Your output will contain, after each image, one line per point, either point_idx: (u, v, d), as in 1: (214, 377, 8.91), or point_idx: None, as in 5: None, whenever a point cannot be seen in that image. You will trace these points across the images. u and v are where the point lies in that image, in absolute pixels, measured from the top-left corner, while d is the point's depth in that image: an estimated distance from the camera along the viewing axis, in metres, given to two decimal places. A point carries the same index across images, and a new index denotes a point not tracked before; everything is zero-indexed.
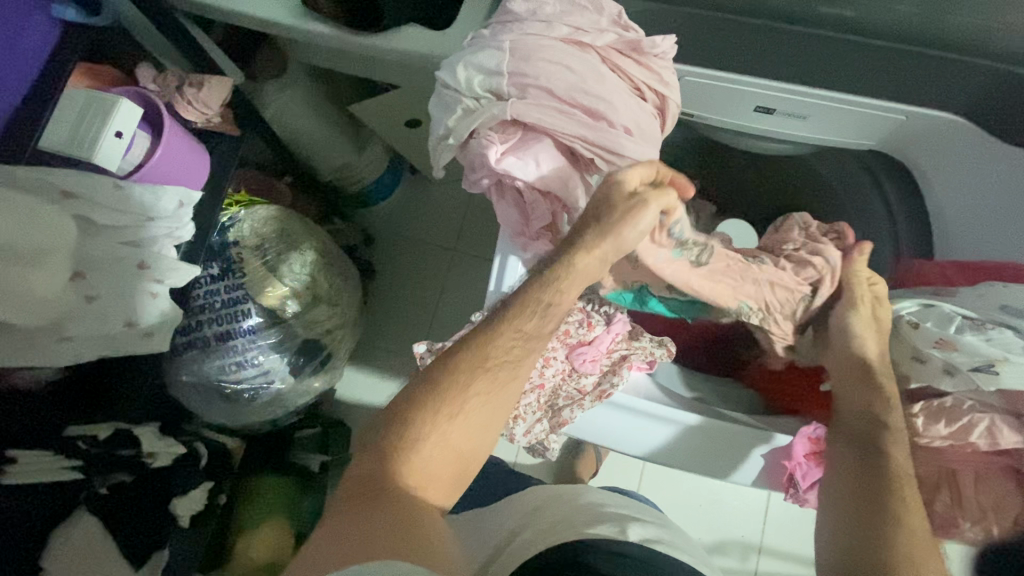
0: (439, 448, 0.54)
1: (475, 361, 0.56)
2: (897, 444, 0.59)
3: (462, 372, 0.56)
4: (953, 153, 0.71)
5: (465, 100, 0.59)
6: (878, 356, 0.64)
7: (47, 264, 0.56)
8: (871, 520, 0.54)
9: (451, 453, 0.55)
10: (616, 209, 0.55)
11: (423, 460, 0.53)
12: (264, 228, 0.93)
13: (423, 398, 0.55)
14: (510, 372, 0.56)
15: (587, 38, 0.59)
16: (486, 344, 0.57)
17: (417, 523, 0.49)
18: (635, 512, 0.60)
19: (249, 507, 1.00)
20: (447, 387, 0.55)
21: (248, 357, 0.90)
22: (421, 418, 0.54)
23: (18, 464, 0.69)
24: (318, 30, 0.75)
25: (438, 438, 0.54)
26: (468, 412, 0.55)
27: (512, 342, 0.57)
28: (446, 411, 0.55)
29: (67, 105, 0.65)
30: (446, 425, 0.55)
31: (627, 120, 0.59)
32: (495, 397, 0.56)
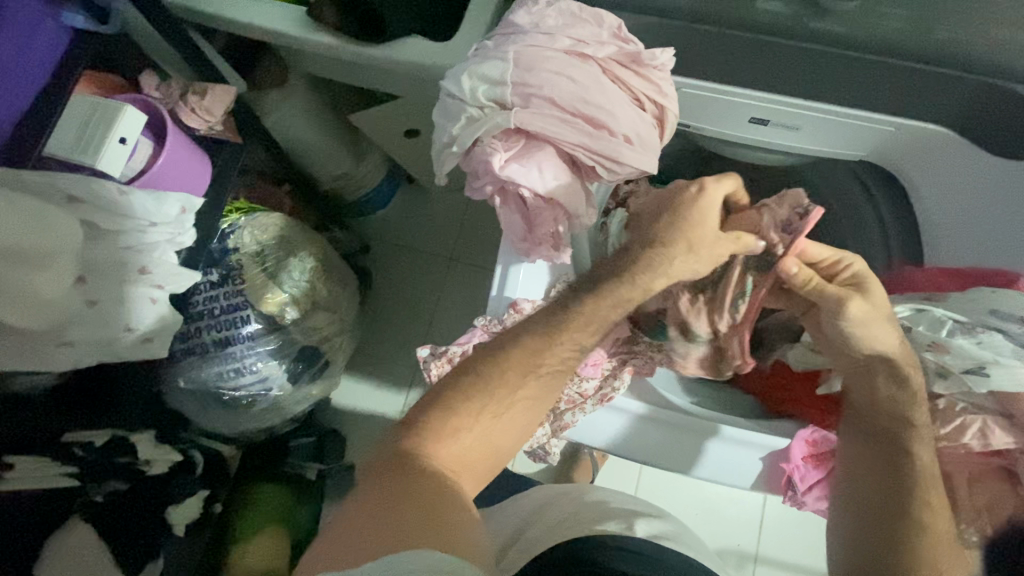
0: (468, 450, 0.55)
1: (530, 364, 0.58)
2: (922, 442, 0.59)
3: (513, 375, 0.57)
4: (940, 166, 0.73)
5: (469, 108, 0.61)
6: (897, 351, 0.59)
7: (51, 267, 0.56)
8: (893, 527, 0.58)
9: (486, 448, 0.56)
10: (709, 237, 0.59)
11: (461, 452, 0.54)
12: (265, 236, 0.93)
13: (467, 393, 0.56)
14: (558, 380, 0.59)
15: (589, 50, 0.61)
16: (541, 351, 0.58)
17: (448, 507, 0.50)
18: (644, 509, 0.61)
19: (245, 512, 1.00)
20: (497, 386, 0.57)
21: (247, 364, 0.90)
22: (466, 411, 0.56)
23: (16, 470, 0.69)
24: (323, 40, 0.77)
25: (480, 432, 0.55)
26: (514, 413, 0.57)
27: (569, 352, 0.59)
28: (491, 408, 0.56)
29: (69, 115, 0.65)
30: (493, 425, 0.56)
31: (627, 129, 0.61)
32: (539, 400, 0.58)
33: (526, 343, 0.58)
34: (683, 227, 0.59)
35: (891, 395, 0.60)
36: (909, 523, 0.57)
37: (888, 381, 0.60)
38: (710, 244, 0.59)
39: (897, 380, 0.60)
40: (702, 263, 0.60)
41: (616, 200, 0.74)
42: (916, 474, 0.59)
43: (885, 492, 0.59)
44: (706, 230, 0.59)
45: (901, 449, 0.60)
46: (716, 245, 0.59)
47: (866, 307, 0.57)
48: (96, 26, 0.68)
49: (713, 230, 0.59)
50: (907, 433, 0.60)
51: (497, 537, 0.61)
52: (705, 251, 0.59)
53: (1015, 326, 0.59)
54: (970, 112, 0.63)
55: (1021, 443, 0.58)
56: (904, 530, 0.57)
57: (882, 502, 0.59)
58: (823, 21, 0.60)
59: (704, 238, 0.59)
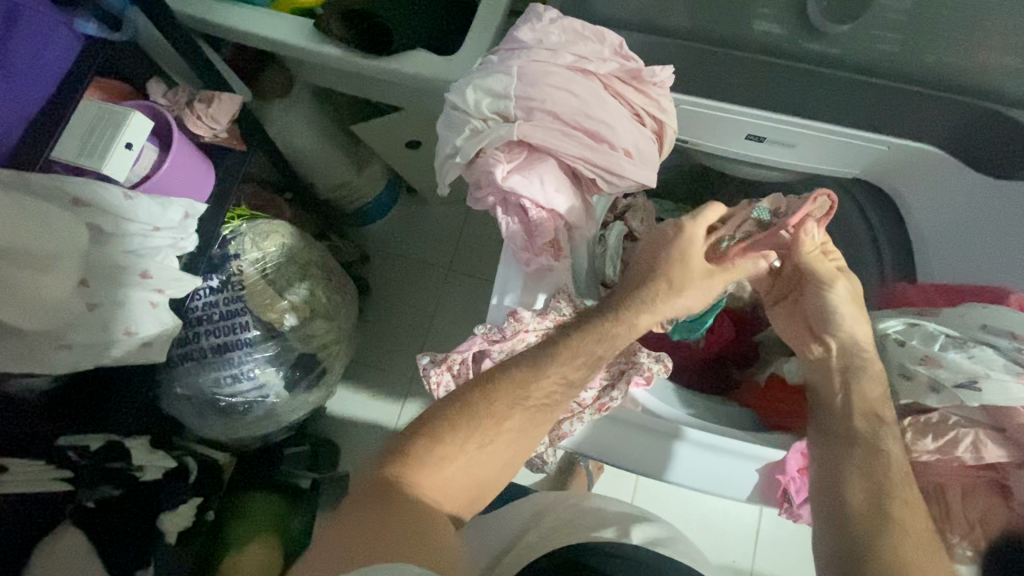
0: (463, 472, 0.57)
1: (516, 396, 0.59)
2: (893, 438, 0.61)
3: (499, 406, 0.58)
4: (931, 184, 0.75)
5: (473, 120, 0.62)
6: (865, 337, 0.65)
7: (56, 268, 0.56)
8: (871, 526, 0.56)
9: (468, 478, 0.57)
10: (694, 275, 0.62)
11: (449, 482, 0.56)
12: (265, 242, 0.93)
13: (453, 420, 0.58)
14: (546, 412, 0.60)
15: (591, 66, 0.62)
16: (528, 382, 0.59)
17: (433, 528, 0.51)
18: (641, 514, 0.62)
19: (236, 523, 0.99)
20: (484, 419, 0.58)
21: (244, 370, 0.90)
22: (450, 442, 0.56)
23: (10, 474, 0.68)
24: (329, 52, 0.78)
25: (465, 461, 0.56)
26: (500, 443, 0.58)
27: (554, 387, 0.60)
28: (478, 439, 0.57)
29: (79, 120, 0.67)
30: (474, 454, 0.57)
31: (627, 143, 0.62)
32: (525, 432, 0.59)
33: (526, 363, 0.60)
34: (664, 267, 0.62)
35: (853, 386, 0.64)
36: (890, 522, 0.55)
37: (851, 376, 0.64)
38: (696, 284, 0.62)
39: (855, 370, 0.64)
40: (686, 301, 0.63)
41: (613, 212, 0.75)
42: (886, 468, 0.59)
43: (863, 489, 0.59)
44: (691, 270, 0.62)
45: (876, 446, 0.61)
46: (697, 287, 0.62)
47: (847, 289, 0.65)
48: (106, 33, 0.71)
49: (699, 270, 0.62)
50: (879, 429, 0.61)
51: (493, 544, 0.61)
52: (688, 292, 0.62)
53: (1006, 342, 0.61)
54: (960, 133, 0.65)
55: (1014, 456, 0.58)
56: (884, 526, 0.55)
57: (863, 505, 0.57)
58: (817, 43, 0.62)
59: (687, 280, 0.62)
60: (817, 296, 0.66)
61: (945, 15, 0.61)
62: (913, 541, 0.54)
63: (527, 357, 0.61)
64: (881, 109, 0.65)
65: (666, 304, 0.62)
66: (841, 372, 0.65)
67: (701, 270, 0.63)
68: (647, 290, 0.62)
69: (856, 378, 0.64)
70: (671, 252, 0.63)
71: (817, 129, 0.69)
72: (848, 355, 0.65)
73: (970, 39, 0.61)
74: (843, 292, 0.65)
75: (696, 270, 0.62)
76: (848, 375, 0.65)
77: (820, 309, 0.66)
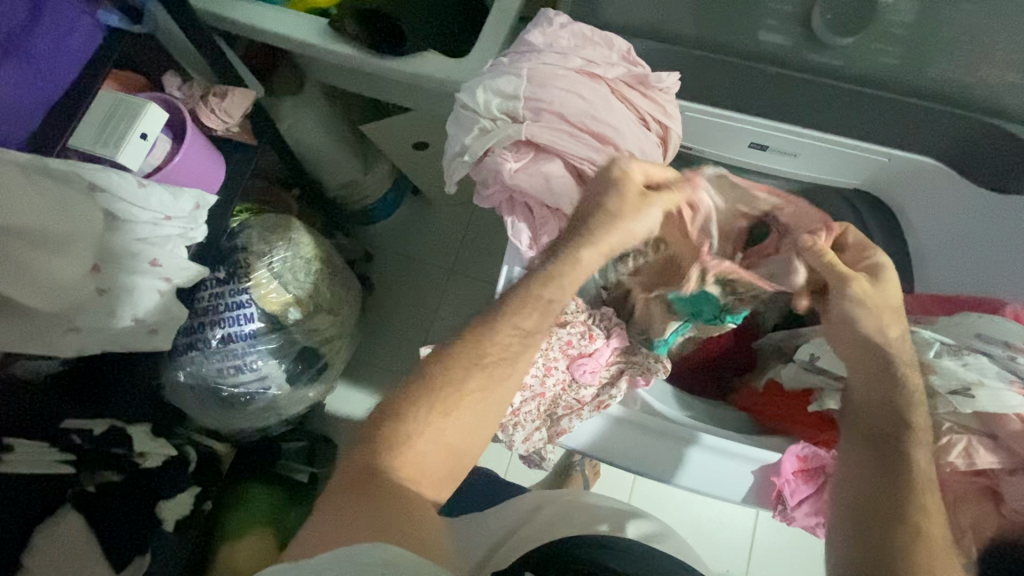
0: (431, 443, 0.57)
1: (472, 357, 0.59)
2: (921, 446, 0.59)
3: (457, 372, 0.58)
4: (930, 196, 0.76)
5: (482, 120, 0.63)
6: (895, 337, 0.62)
7: (70, 251, 0.56)
8: (885, 533, 0.55)
9: (441, 450, 0.57)
10: (629, 201, 0.59)
11: (417, 452, 0.56)
12: (273, 236, 0.95)
13: (414, 397, 0.58)
14: (503, 367, 0.59)
15: (599, 71, 0.64)
16: (484, 340, 0.59)
17: (414, 514, 0.52)
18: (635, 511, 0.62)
19: (231, 513, 0.99)
20: (442, 385, 0.58)
21: (248, 361, 0.91)
22: (414, 415, 0.57)
23: (15, 453, 0.69)
24: (341, 50, 0.80)
25: (431, 434, 0.57)
26: (461, 410, 0.58)
27: (509, 339, 0.59)
28: (439, 409, 0.57)
29: (96, 110, 0.68)
30: (436, 424, 0.57)
31: (632, 146, 0.63)
32: (489, 392, 0.58)
33: (503, 335, 0.59)
34: (601, 195, 0.59)
35: (876, 386, 0.62)
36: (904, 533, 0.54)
37: (880, 379, 0.62)
38: (629, 209, 0.59)
39: (886, 373, 0.62)
40: (625, 235, 0.59)
41: None
42: (911, 478, 0.57)
43: (885, 494, 0.57)
44: (626, 198, 0.59)
45: (899, 449, 0.59)
46: (637, 220, 0.59)
47: (870, 289, 0.61)
48: (129, 25, 0.72)
49: (634, 195, 0.59)
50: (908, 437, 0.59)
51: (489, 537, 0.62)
52: (631, 227, 0.59)
53: (1000, 350, 0.62)
54: (959, 146, 0.66)
55: (1006, 463, 0.59)
56: (900, 531, 0.55)
57: (874, 503, 0.57)
58: (823, 55, 0.64)
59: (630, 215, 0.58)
60: (839, 305, 0.62)
61: (946, 31, 0.63)
62: (929, 544, 0.54)
63: (508, 326, 0.59)
64: (884, 120, 0.66)
65: (603, 231, 0.58)
66: (872, 371, 0.63)
67: (635, 194, 0.59)
68: (591, 222, 0.58)
69: (890, 385, 0.62)
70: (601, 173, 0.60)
71: (819, 139, 0.69)
72: (883, 356, 0.62)
73: (971, 55, 0.63)
74: (866, 287, 0.61)
75: (630, 198, 0.59)
76: (874, 377, 0.62)
77: (843, 316, 0.62)
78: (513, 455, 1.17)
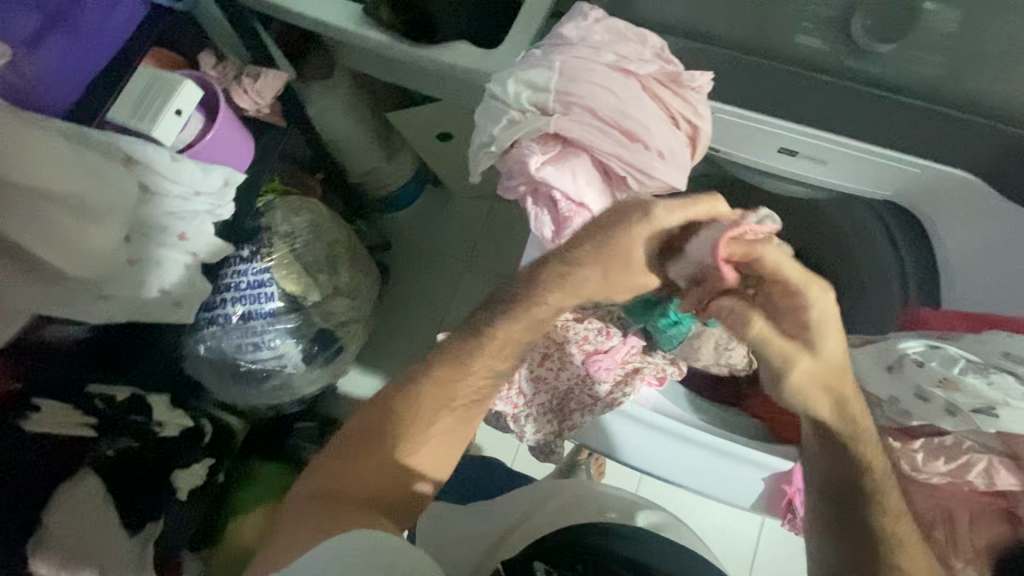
0: (396, 476, 0.58)
1: (442, 397, 0.59)
2: (891, 494, 0.59)
3: (424, 409, 0.59)
4: (965, 211, 0.73)
5: (511, 111, 0.63)
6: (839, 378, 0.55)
7: (105, 221, 0.58)
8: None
9: (402, 485, 0.58)
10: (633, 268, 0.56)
11: (380, 476, 0.57)
12: (296, 218, 0.96)
13: (380, 429, 0.59)
14: (474, 408, 0.61)
15: (632, 66, 0.63)
16: (455, 382, 0.60)
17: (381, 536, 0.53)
18: (641, 508, 0.65)
19: (247, 486, 1.01)
20: (411, 421, 0.59)
21: (266, 340, 0.93)
22: (379, 448, 0.58)
23: (42, 413, 0.71)
24: (373, 36, 0.80)
25: (392, 468, 0.57)
26: (424, 446, 0.59)
27: (481, 381, 0.61)
28: (404, 444, 0.58)
29: (135, 85, 0.69)
30: (396, 457, 0.58)
31: (662, 144, 0.62)
32: (454, 430, 0.60)
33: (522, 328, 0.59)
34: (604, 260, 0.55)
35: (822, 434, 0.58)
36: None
37: (835, 449, 0.60)
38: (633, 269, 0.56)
39: (843, 448, 0.59)
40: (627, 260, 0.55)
41: None
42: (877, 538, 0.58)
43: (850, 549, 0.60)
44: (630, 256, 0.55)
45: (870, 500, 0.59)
46: (649, 237, 0.54)
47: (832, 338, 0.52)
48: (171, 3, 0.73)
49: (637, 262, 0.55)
50: (871, 501, 0.59)
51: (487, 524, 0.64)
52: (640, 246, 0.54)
53: None
54: (997, 159, 0.64)
55: None
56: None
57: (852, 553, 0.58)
58: (863, 62, 0.63)
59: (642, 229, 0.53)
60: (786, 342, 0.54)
61: (988, 40, 0.62)
62: None
63: (499, 336, 0.60)
64: (922, 129, 0.64)
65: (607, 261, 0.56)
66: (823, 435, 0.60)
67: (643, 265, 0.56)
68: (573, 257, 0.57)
69: (842, 456, 0.60)
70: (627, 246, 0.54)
71: (852, 147, 0.68)
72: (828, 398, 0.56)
73: (1015, 66, 0.61)
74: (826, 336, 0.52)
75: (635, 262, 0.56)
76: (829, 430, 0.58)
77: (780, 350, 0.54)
78: (520, 448, 1.17)
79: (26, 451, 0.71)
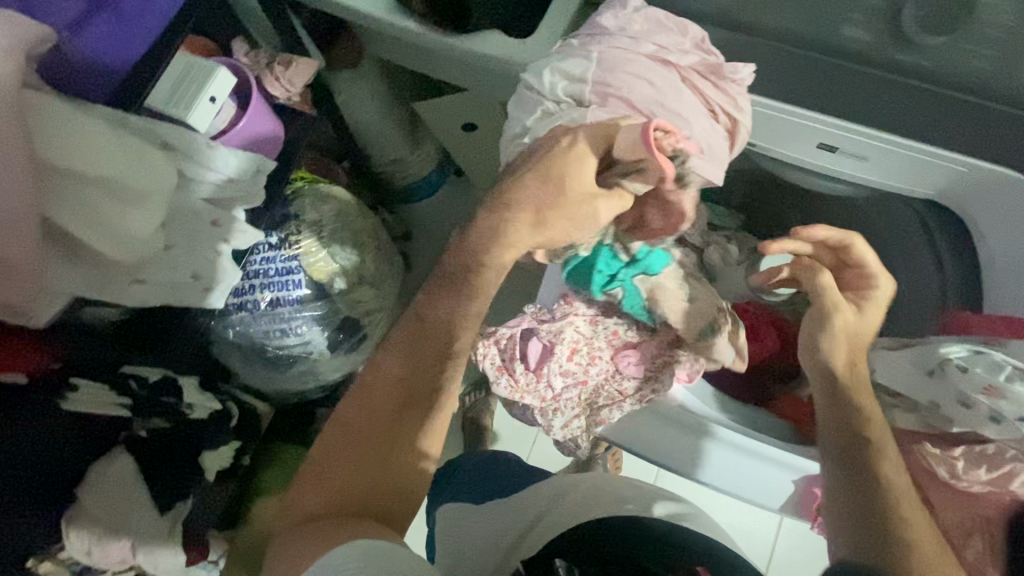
0: (380, 469, 0.57)
1: (411, 378, 0.60)
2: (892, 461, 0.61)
3: (395, 393, 0.59)
4: (1007, 217, 0.70)
5: (546, 102, 0.62)
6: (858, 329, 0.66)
7: (144, 205, 0.58)
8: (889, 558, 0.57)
9: (388, 476, 0.57)
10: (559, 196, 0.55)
11: (362, 493, 0.56)
12: (323, 206, 0.97)
13: (353, 424, 0.59)
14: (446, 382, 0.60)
15: (671, 57, 0.62)
16: (421, 361, 0.60)
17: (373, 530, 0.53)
18: (658, 501, 0.66)
19: (270, 469, 1.03)
20: (386, 410, 0.59)
21: (293, 326, 0.94)
22: (357, 444, 0.58)
23: (79, 393, 0.73)
24: (407, 24, 0.80)
25: (373, 460, 0.57)
26: (407, 446, 0.58)
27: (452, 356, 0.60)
28: (381, 433, 0.58)
29: (171, 73, 0.71)
30: (376, 471, 0.57)
31: (700, 139, 0.62)
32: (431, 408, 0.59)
33: None
34: (532, 192, 0.56)
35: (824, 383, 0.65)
36: None
37: (836, 419, 0.63)
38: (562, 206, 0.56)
39: (845, 405, 0.63)
40: (573, 193, 0.56)
41: None
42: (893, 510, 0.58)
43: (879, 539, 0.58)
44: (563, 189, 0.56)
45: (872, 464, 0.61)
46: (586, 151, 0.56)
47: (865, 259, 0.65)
48: None
49: (572, 193, 0.56)
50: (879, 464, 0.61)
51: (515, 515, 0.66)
52: (576, 177, 0.55)
53: None
54: None
55: None
56: (895, 544, 0.56)
57: (860, 506, 0.60)
58: (908, 54, 0.61)
59: (573, 162, 0.56)
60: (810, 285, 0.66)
61: None
62: (924, 556, 0.55)
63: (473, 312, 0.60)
64: (973, 126, 0.62)
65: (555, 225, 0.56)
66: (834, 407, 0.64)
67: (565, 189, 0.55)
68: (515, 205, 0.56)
69: (851, 431, 0.63)
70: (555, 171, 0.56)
71: (883, 139, 0.65)
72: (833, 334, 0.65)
73: None
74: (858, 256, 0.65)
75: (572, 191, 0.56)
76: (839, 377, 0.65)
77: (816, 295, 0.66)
78: (537, 440, 1.18)
79: (64, 429, 0.74)
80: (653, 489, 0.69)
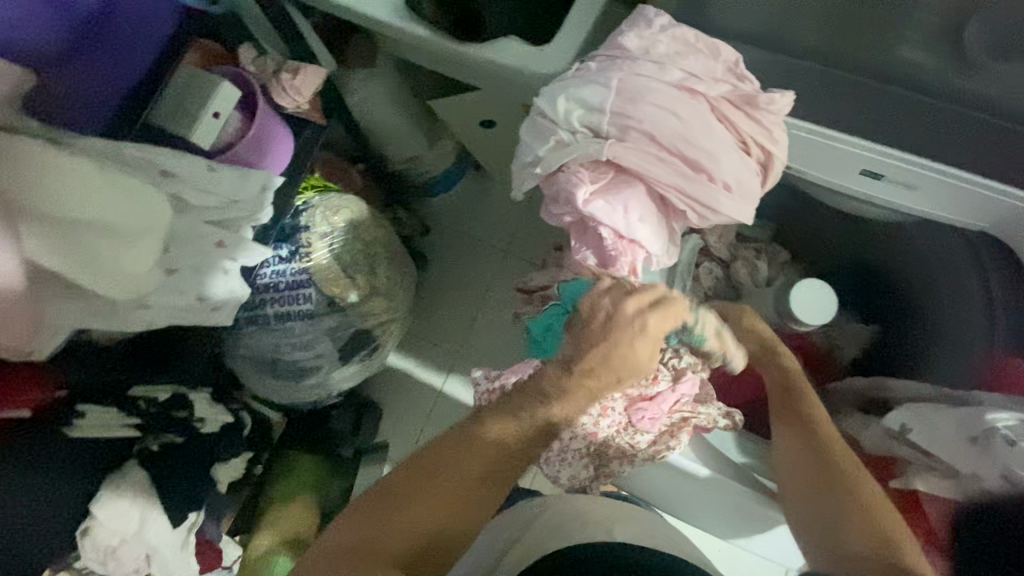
0: (430, 505, 0.55)
1: (475, 442, 0.57)
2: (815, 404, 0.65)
3: (457, 452, 0.57)
4: None
5: (560, 132, 0.57)
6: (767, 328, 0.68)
7: (142, 243, 0.56)
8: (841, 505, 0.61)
9: (436, 519, 0.56)
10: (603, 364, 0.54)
11: (414, 536, 0.54)
12: (334, 217, 0.94)
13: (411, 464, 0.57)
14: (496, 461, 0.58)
15: (700, 86, 0.56)
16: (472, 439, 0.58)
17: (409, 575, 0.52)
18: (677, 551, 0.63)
19: (281, 480, 1.04)
20: (453, 456, 0.57)
21: (303, 340, 0.93)
22: (420, 482, 0.56)
23: (87, 418, 0.74)
24: (418, 32, 0.75)
25: (430, 501, 0.55)
26: (465, 502, 0.57)
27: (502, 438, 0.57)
28: (441, 477, 0.56)
29: (176, 90, 0.69)
30: (426, 519, 0.55)
31: (729, 175, 0.56)
32: (491, 479, 0.58)
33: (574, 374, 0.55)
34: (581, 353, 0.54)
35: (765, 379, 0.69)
36: None
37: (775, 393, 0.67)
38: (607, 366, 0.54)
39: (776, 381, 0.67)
40: (635, 360, 0.55)
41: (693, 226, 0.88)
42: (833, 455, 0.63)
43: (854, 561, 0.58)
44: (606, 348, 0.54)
45: (807, 422, 0.65)
46: (628, 338, 0.53)
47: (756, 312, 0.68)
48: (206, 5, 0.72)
49: (614, 358, 0.54)
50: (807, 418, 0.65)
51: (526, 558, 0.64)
52: (635, 351, 0.54)
53: None
54: None
55: None
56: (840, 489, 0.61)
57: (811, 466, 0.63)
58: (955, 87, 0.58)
59: (632, 339, 0.54)
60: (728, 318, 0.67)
61: None
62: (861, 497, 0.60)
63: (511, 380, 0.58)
64: None
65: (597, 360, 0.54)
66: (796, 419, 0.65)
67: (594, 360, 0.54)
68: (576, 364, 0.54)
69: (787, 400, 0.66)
70: (595, 346, 0.54)
71: (938, 168, 0.58)
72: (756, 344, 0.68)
73: None
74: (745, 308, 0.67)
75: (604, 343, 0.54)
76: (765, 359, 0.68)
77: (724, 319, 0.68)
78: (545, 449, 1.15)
79: (64, 459, 0.71)
80: (670, 534, 0.66)
